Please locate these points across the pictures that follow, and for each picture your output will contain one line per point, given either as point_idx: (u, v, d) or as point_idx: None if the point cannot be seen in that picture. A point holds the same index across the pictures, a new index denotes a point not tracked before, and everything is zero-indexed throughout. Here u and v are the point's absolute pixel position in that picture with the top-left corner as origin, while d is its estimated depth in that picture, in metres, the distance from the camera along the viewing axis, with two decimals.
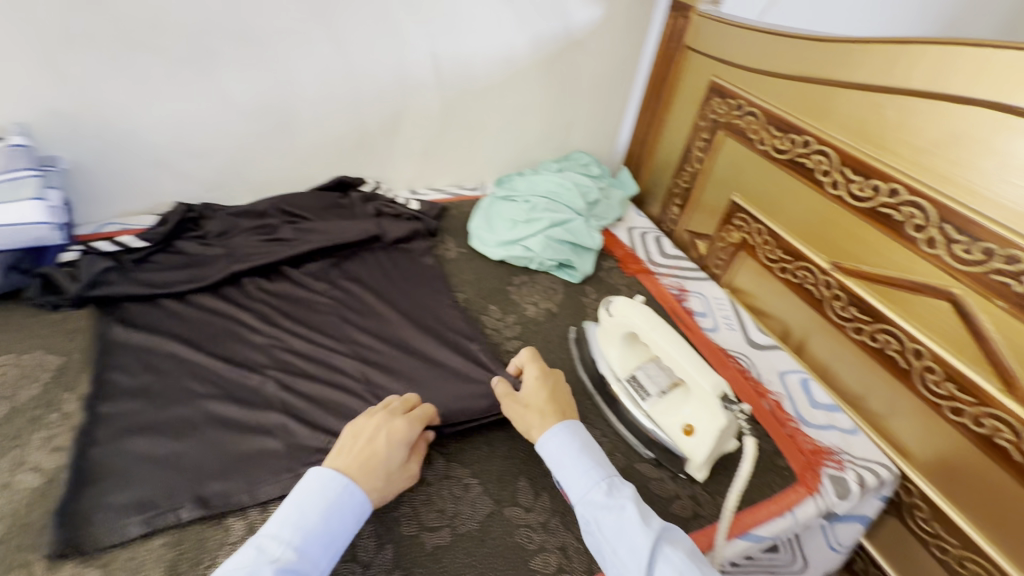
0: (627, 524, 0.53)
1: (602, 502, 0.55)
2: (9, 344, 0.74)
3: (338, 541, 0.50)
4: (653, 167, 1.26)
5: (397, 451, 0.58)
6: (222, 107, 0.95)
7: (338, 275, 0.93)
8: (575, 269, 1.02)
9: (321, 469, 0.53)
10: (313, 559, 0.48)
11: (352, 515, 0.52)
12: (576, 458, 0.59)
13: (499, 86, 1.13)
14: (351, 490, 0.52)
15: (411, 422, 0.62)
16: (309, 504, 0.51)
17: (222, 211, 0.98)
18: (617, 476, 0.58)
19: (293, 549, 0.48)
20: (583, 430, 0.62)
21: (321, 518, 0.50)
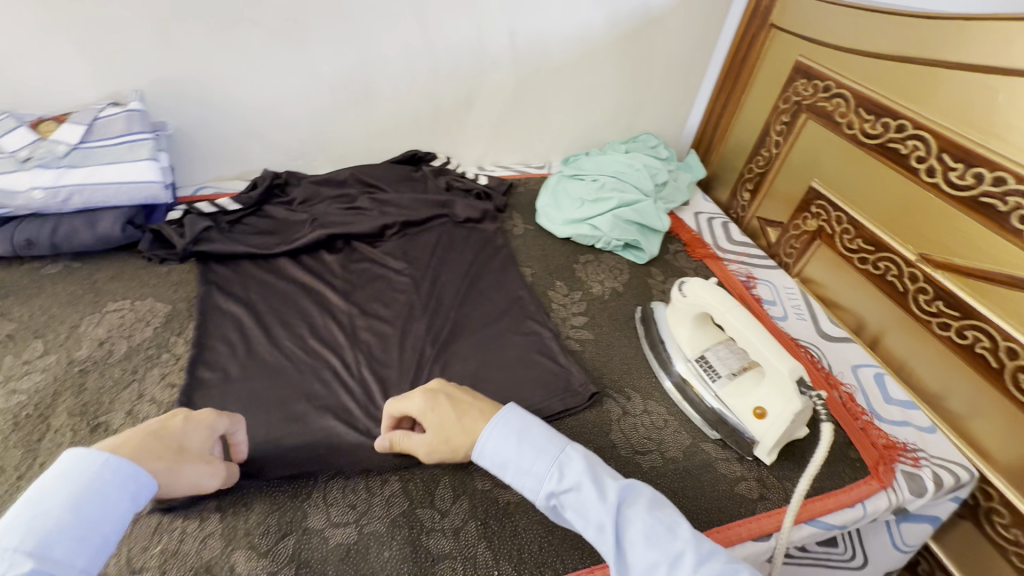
0: (588, 502, 0.50)
1: (558, 488, 0.52)
2: (126, 291, 0.82)
3: (110, 523, 0.42)
4: (725, 151, 1.23)
5: (195, 438, 0.53)
6: (309, 80, 1.00)
7: (411, 246, 0.97)
8: (642, 250, 1.01)
9: (78, 453, 0.44)
10: (61, 560, 0.39)
11: (130, 492, 0.45)
12: (515, 447, 0.54)
13: (572, 64, 1.13)
14: (110, 463, 0.44)
15: (220, 414, 0.57)
16: (50, 495, 0.41)
17: (305, 179, 1.04)
18: (563, 453, 0.53)
19: (30, 554, 0.38)
20: (511, 421, 0.56)
21: (66, 508, 0.41)
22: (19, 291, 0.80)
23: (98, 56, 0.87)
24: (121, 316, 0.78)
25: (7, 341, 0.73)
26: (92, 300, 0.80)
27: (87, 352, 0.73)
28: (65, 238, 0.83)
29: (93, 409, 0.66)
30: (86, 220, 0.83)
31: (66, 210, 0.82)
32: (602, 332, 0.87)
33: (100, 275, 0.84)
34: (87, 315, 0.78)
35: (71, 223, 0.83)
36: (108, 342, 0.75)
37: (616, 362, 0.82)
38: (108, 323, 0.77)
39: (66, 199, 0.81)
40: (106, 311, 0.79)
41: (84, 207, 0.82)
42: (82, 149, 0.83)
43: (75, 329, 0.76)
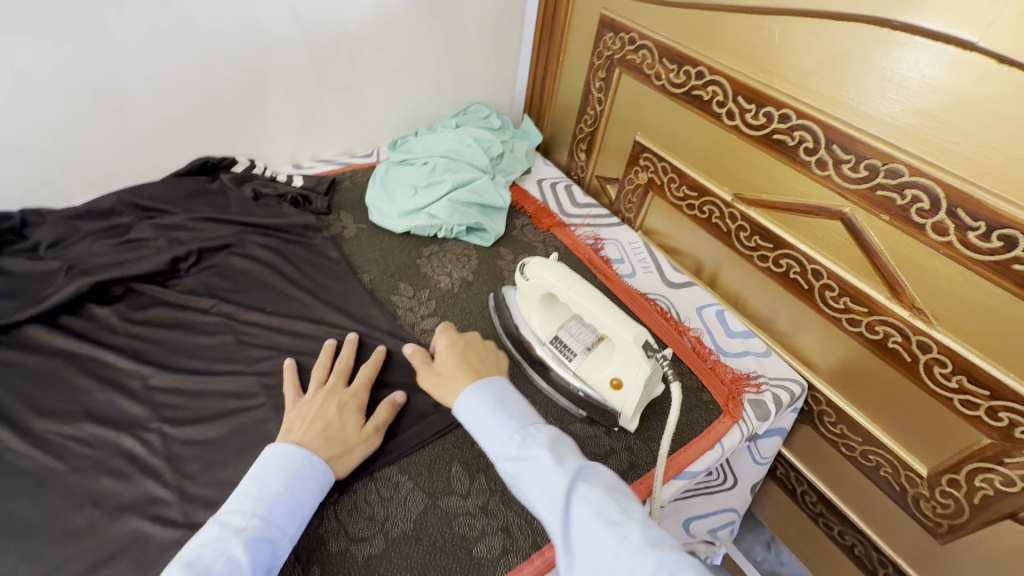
0: (542, 469, 0.52)
1: (519, 454, 0.54)
2: None
3: (303, 511, 0.53)
4: (555, 113, 1.20)
5: (350, 418, 0.62)
6: (18, 84, 0.76)
7: (216, 275, 0.81)
8: (487, 231, 0.96)
9: (276, 447, 0.56)
10: (280, 526, 0.51)
11: (313, 485, 0.55)
12: (489, 416, 0.58)
13: (374, 35, 1.00)
14: (311, 459, 0.56)
15: (357, 393, 0.65)
16: (270, 477, 0.53)
17: (52, 214, 0.81)
18: (531, 427, 0.57)
19: (258, 518, 0.50)
20: (497, 386, 0.62)
21: (283, 488, 0.53)
22: None
23: None
24: None
25: None
26: None
27: None
28: None
29: None
30: None
31: None
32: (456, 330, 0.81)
33: None
34: None
35: None
36: None
37: None
38: None
39: None
40: None
41: None
42: None
43: None
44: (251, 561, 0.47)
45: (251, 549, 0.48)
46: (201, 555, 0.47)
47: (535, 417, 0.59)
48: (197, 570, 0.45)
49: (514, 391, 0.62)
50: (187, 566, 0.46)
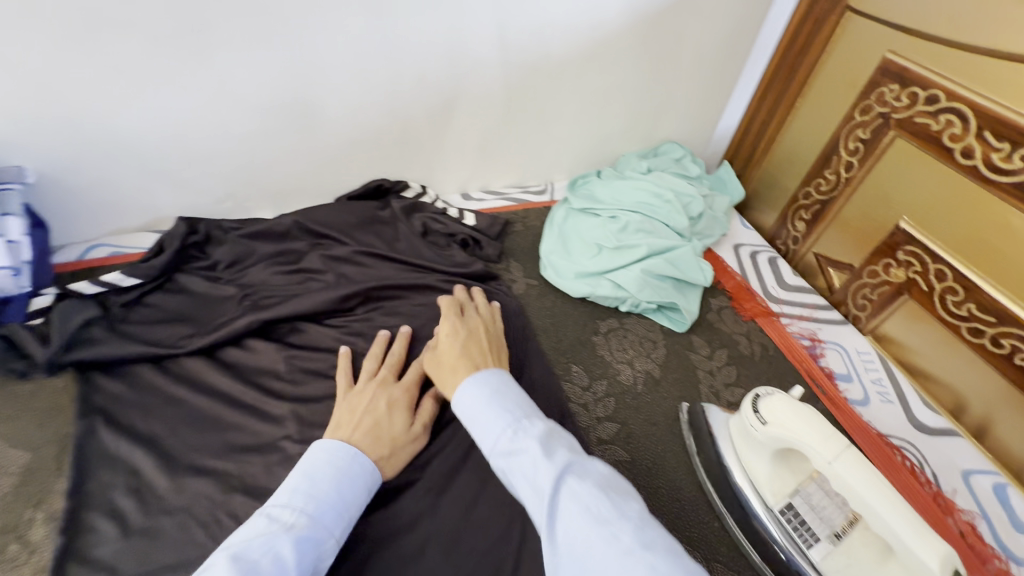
0: (530, 462, 0.42)
1: (508, 448, 0.45)
2: None
3: (350, 512, 0.48)
4: (771, 166, 0.99)
5: (398, 416, 0.58)
6: (219, 98, 0.71)
7: (380, 324, 0.72)
8: (681, 312, 0.78)
9: (325, 441, 0.51)
10: (327, 527, 0.45)
11: (362, 486, 0.50)
12: (483, 407, 0.50)
13: (578, 63, 0.86)
14: (362, 458, 0.51)
15: (405, 389, 0.61)
16: (319, 474, 0.48)
17: (233, 232, 0.78)
18: (526, 419, 0.47)
19: (307, 515, 0.44)
20: (492, 375, 0.53)
21: (333, 487, 0.47)
22: None
23: None
24: None
25: None
26: None
27: None
28: None
29: None
30: None
31: None
32: (639, 448, 0.64)
33: None
34: None
35: None
36: None
37: (664, 504, 0.60)
38: None
39: None
40: None
41: None
42: None
43: None
44: (302, 565, 0.40)
45: (299, 549, 0.41)
46: (248, 547, 0.40)
47: (534, 412, 0.49)
48: (243, 564, 0.38)
49: (511, 381, 0.53)
50: (233, 558, 0.38)
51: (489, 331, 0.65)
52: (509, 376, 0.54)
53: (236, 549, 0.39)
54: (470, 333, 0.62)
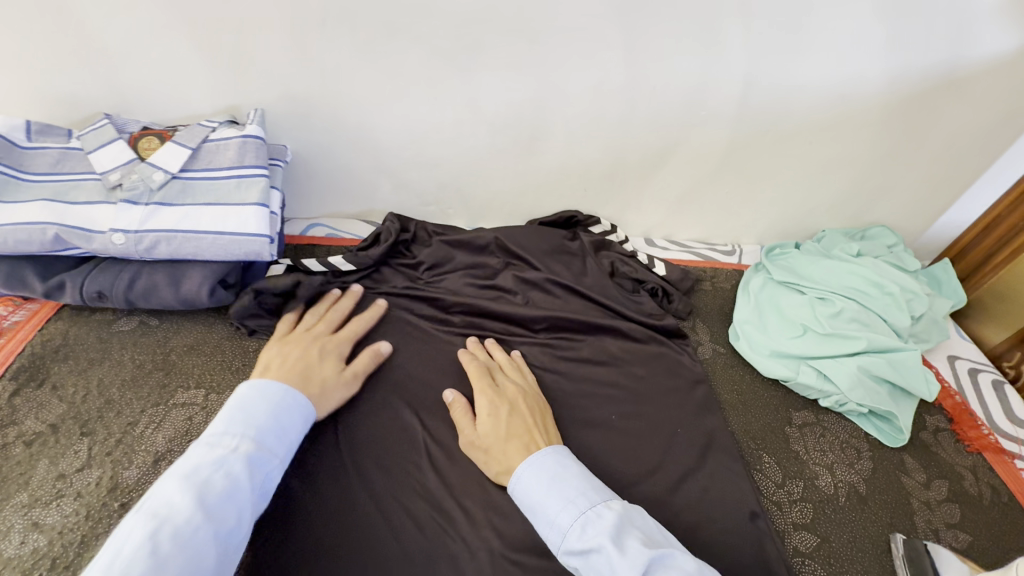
0: (607, 566, 0.41)
1: (579, 545, 0.43)
2: (203, 375, 0.62)
3: (292, 436, 0.49)
4: (1010, 280, 0.86)
5: (330, 364, 0.59)
6: (464, 113, 0.75)
7: (563, 357, 0.70)
8: (894, 424, 0.69)
9: (254, 380, 0.51)
10: (273, 449, 0.46)
11: (299, 413, 0.51)
12: (544, 493, 0.47)
13: (812, 128, 0.81)
14: (294, 393, 0.51)
15: (338, 342, 0.62)
16: (256, 407, 0.48)
17: (437, 237, 0.80)
18: (593, 508, 0.45)
19: (254, 440, 0.45)
20: (551, 460, 0.50)
21: (272, 416, 0.48)
22: (74, 356, 0.62)
23: (224, 64, 0.67)
24: (187, 418, 0.58)
25: (45, 435, 0.55)
26: (160, 383, 0.61)
27: (135, 476, 0.53)
28: (142, 295, 0.63)
29: None
30: (171, 276, 0.63)
31: (150, 260, 0.63)
32: (844, 574, 0.56)
33: (177, 342, 0.65)
34: (150, 409, 0.58)
35: (153, 277, 0.63)
36: (164, 461, 0.55)
37: None
38: (170, 427, 0.57)
39: (152, 248, 0.61)
40: (172, 405, 0.59)
41: (171, 258, 0.63)
42: (182, 179, 0.64)
43: (130, 431, 0.56)
44: (248, 483, 0.43)
45: (249, 470, 0.43)
46: (198, 468, 0.41)
47: (599, 491, 0.48)
48: (194, 483, 0.40)
49: (570, 461, 0.50)
50: (184, 478, 0.40)
51: (528, 395, 0.61)
52: (567, 455, 0.52)
53: (184, 467, 0.41)
54: (511, 406, 0.58)
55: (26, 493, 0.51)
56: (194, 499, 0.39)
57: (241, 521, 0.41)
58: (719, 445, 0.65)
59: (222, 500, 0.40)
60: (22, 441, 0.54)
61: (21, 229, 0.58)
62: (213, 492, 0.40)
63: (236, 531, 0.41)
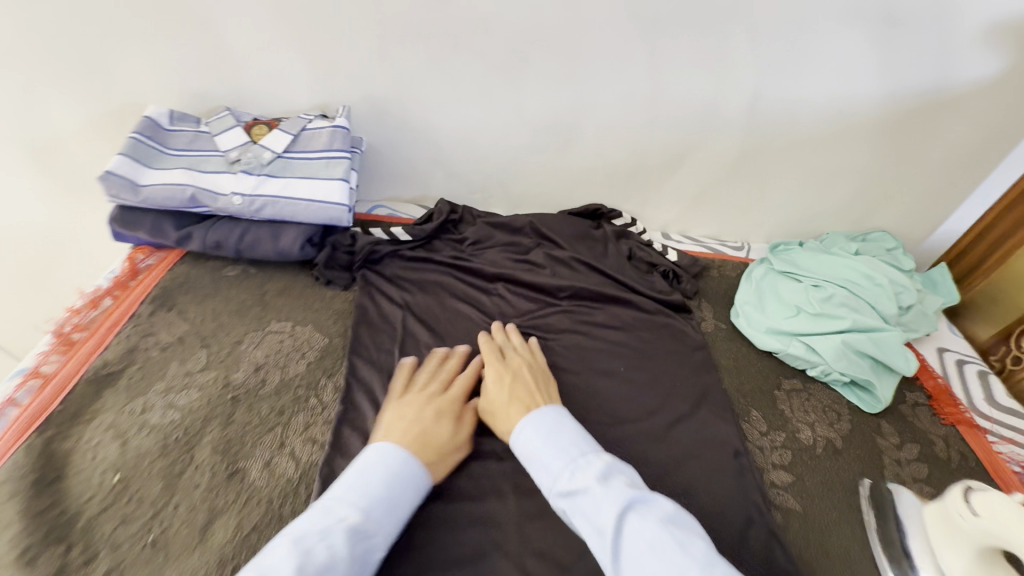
0: (592, 503, 0.45)
1: (569, 487, 0.48)
2: (291, 312, 0.78)
3: (399, 510, 0.50)
4: (997, 281, 0.94)
5: (446, 425, 0.61)
6: (510, 116, 0.89)
7: (582, 319, 0.83)
8: (873, 394, 0.78)
9: (380, 444, 0.54)
10: (378, 523, 0.48)
11: (410, 484, 0.52)
12: (542, 446, 0.53)
13: (816, 139, 0.91)
14: (410, 461, 0.53)
15: (436, 399, 0.64)
16: (372, 472, 0.51)
17: (480, 218, 0.95)
18: (584, 456, 0.50)
19: (362, 511, 0.47)
20: (550, 415, 0.57)
21: (385, 487, 0.50)
22: (194, 289, 0.78)
23: (321, 70, 0.84)
24: (279, 341, 0.74)
25: (175, 344, 0.71)
26: (258, 315, 0.77)
27: (242, 377, 0.68)
28: (248, 246, 0.79)
29: (235, 450, 0.61)
30: (271, 232, 0.79)
31: (257, 219, 0.79)
32: (813, 505, 0.66)
33: (271, 286, 0.81)
34: (251, 332, 0.74)
35: (258, 233, 0.79)
36: (263, 369, 0.70)
37: (835, 564, 0.60)
38: (267, 346, 0.73)
39: (259, 209, 0.78)
40: (268, 330, 0.75)
41: (273, 219, 0.79)
42: (285, 158, 0.81)
43: (236, 347, 0.72)
44: (349, 556, 0.44)
45: (352, 542, 0.45)
46: (307, 533, 0.44)
47: (592, 446, 0.53)
48: (300, 548, 0.42)
49: (570, 420, 0.56)
50: (293, 542, 0.43)
51: (532, 367, 0.68)
52: (564, 413, 0.57)
53: (294, 532, 0.44)
54: (515, 375, 0.65)
55: (162, 381, 0.67)
56: (299, 564, 0.41)
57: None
58: (712, 397, 0.75)
59: (322, 570, 0.41)
60: (160, 345, 0.71)
61: (164, 188, 0.76)
62: (318, 561, 0.41)
63: None
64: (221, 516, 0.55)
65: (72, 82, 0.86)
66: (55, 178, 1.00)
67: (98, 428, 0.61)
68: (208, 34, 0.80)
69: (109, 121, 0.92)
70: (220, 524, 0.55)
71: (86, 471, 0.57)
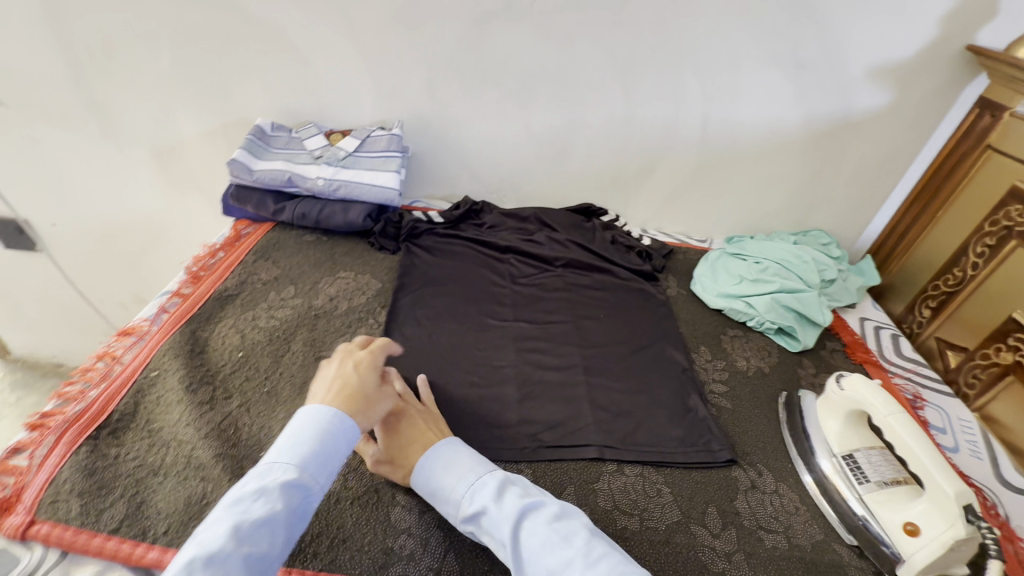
0: (492, 520, 0.56)
1: (473, 509, 0.58)
2: (353, 265, 1.04)
3: (334, 460, 0.55)
4: (907, 265, 1.17)
5: (371, 376, 0.66)
6: (520, 130, 1.18)
7: (572, 279, 1.08)
8: (797, 339, 1.01)
9: (306, 408, 0.58)
10: (314, 475, 0.53)
11: (343, 437, 0.57)
12: (443, 476, 0.61)
13: (756, 153, 1.18)
14: (338, 416, 0.57)
15: (367, 360, 0.68)
16: (301, 432, 0.55)
17: (497, 210, 1.22)
18: (480, 479, 0.60)
19: (295, 467, 0.52)
20: (444, 447, 0.64)
21: (316, 443, 0.54)
22: (282, 248, 1.06)
23: (383, 94, 1.14)
24: (347, 283, 1.00)
25: (274, 280, 0.98)
26: (330, 266, 1.03)
27: (321, 303, 0.94)
28: (325, 218, 1.07)
29: (319, 345, 0.86)
30: (343, 208, 1.07)
31: (333, 198, 1.07)
32: (740, 405, 0.88)
33: (338, 249, 1.08)
34: (325, 277, 1.00)
35: (333, 208, 1.07)
36: (335, 299, 0.96)
37: (752, 439, 0.82)
38: (338, 285, 0.99)
39: (336, 190, 1.06)
40: (338, 276, 1.01)
41: (345, 198, 1.07)
42: (354, 156, 1.10)
43: (316, 285, 0.98)
44: (282, 506, 0.50)
45: (286, 496, 0.50)
46: (240, 499, 0.49)
47: (484, 464, 0.63)
48: (235, 511, 0.48)
49: (462, 447, 0.64)
50: (227, 508, 0.48)
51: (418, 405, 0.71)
52: (460, 441, 0.66)
53: (230, 498, 0.49)
54: (401, 420, 0.69)
55: (266, 303, 0.92)
56: (233, 526, 0.47)
57: (274, 544, 0.48)
58: (670, 335, 0.99)
59: (260, 523, 0.48)
60: (263, 281, 0.97)
61: (270, 171, 1.05)
62: (251, 519, 0.47)
63: (272, 554, 0.48)
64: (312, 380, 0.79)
65: (201, 102, 1.17)
66: (170, 175, 1.30)
67: (225, 326, 0.86)
68: (306, 68, 1.11)
69: (221, 131, 1.23)
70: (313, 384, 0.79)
71: (220, 350, 0.82)
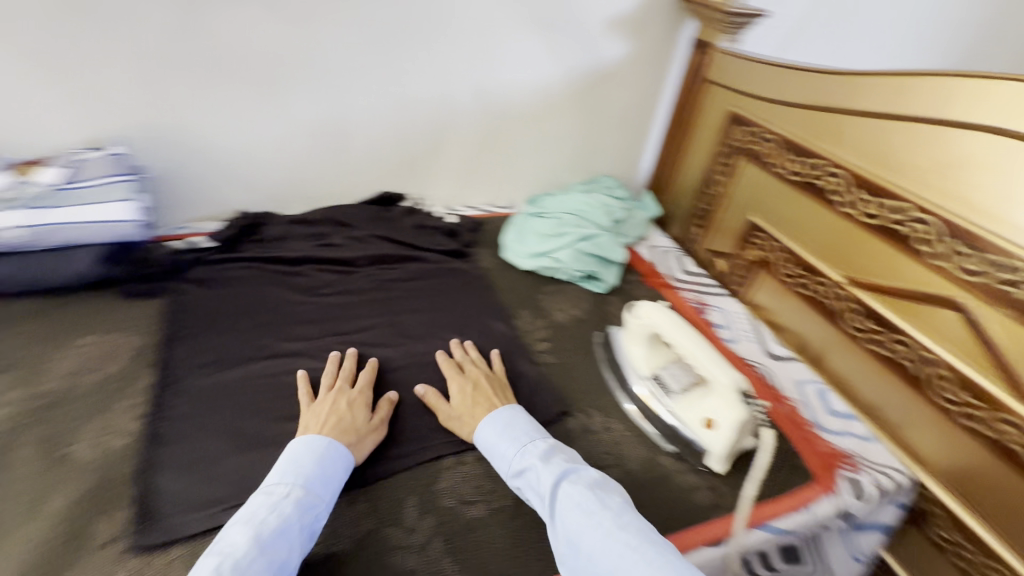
0: (537, 475, 0.64)
1: (519, 466, 0.65)
2: (97, 326, 0.83)
3: (333, 481, 0.62)
4: (674, 192, 1.34)
5: (359, 412, 0.71)
6: (283, 126, 1.05)
7: (380, 276, 1.01)
8: (601, 280, 1.09)
9: (302, 437, 0.64)
10: (319, 495, 0.59)
11: (339, 463, 0.63)
12: (498, 440, 0.69)
13: (531, 114, 1.22)
14: (337, 443, 0.64)
15: (360, 391, 0.74)
16: (302, 457, 0.61)
17: (279, 219, 1.08)
18: (534, 441, 0.68)
19: (302, 487, 0.58)
20: (506, 414, 0.72)
21: (315, 465, 0.61)
22: None
23: (84, 106, 0.91)
24: (91, 350, 0.79)
25: None
26: (62, 334, 0.80)
27: (55, 386, 0.73)
28: (37, 276, 0.83)
29: (59, 440, 0.67)
30: (60, 258, 0.84)
31: (41, 250, 0.83)
32: (564, 356, 0.92)
33: (72, 309, 0.85)
34: (57, 350, 0.78)
35: (45, 261, 0.83)
36: (77, 374, 0.75)
37: (579, 386, 0.86)
38: (77, 357, 0.77)
39: (41, 239, 0.82)
40: (75, 345, 0.79)
41: (58, 246, 0.84)
42: (59, 190, 0.86)
43: (43, 364, 0.76)
44: (292, 518, 0.55)
45: (299, 511, 0.56)
46: (256, 513, 0.55)
47: (540, 432, 0.70)
48: (253, 523, 0.54)
49: (523, 415, 0.72)
50: (246, 522, 0.54)
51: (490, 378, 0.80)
52: (518, 409, 0.73)
53: (246, 516, 0.55)
54: (476, 386, 0.78)
55: None
56: (253, 535, 0.52)
57: (291, 550, 0.54)
58: (490, 308, 0.98)
59: (274, 532, 0.53)
60: None
61: None
62: (268, 529, 0.53)
63: (287, 563, 0.53)
64: (54, 490, 0.61)
65: None
66: None
67: None
68: None
69: None
70: (56, 494, 0.61)
71: None
